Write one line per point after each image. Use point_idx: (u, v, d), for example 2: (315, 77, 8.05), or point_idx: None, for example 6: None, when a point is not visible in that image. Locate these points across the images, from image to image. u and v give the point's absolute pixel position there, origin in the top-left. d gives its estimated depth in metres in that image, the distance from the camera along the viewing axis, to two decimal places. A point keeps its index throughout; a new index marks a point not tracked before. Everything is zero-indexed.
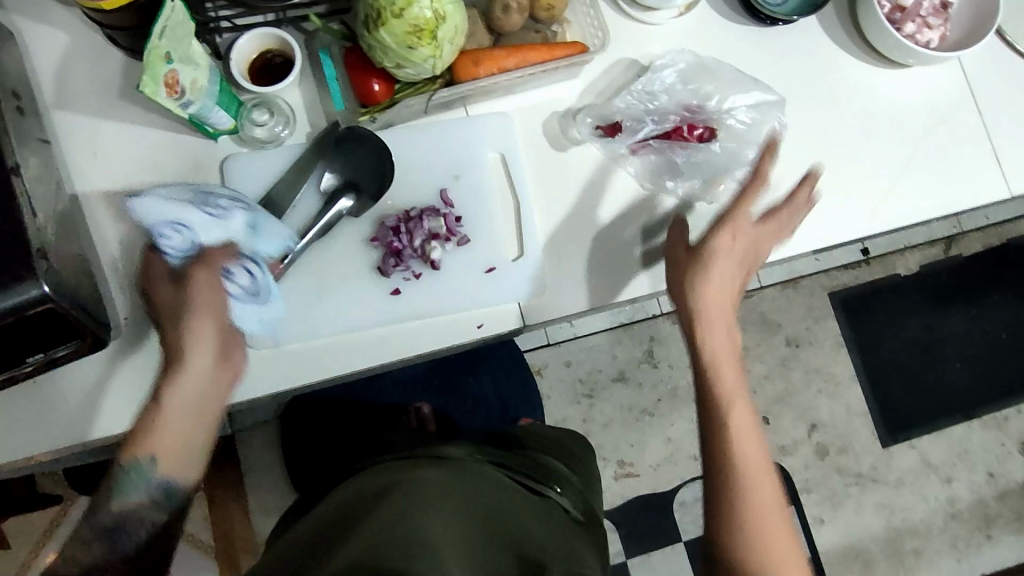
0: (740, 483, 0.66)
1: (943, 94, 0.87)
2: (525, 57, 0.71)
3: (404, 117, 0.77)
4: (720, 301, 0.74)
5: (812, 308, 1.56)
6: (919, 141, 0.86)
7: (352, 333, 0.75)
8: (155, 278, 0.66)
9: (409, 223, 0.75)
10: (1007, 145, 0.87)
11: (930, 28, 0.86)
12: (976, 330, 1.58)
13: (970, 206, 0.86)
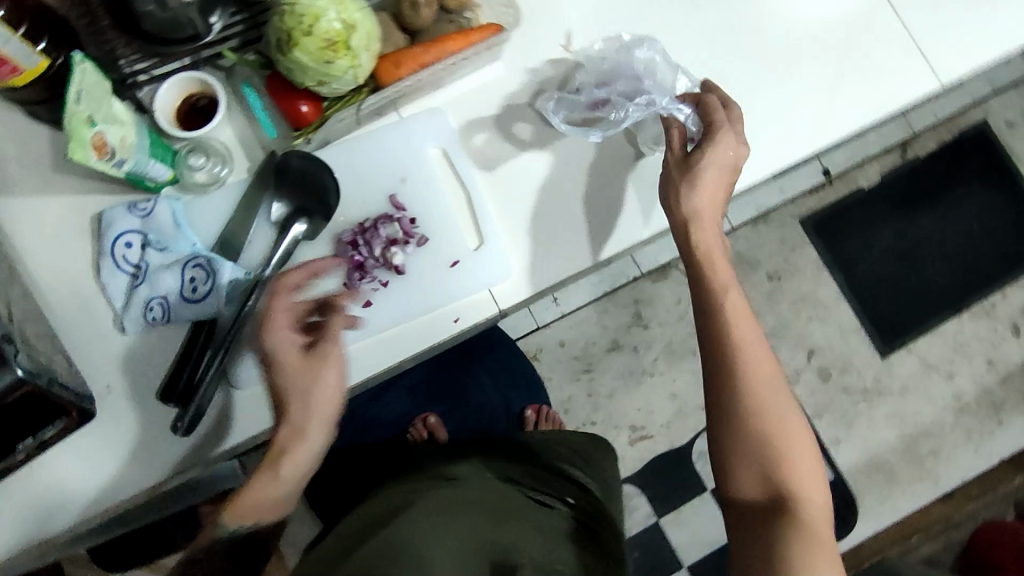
0: (763, 442, 0.70)
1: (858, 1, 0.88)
2: (443, 48, 0.70)
3: (339, 132, 0.77)
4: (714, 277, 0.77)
5: (785, 239, 1.57)
6: (847, 54, 0.87)
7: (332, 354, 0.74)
8: (287, 348, 0.68)
9: (366, 235, 0.75)
10: (929, 38, 0.88)
11: None
12: (947, 227, 1.61)
13: (906, 104, 0.87)
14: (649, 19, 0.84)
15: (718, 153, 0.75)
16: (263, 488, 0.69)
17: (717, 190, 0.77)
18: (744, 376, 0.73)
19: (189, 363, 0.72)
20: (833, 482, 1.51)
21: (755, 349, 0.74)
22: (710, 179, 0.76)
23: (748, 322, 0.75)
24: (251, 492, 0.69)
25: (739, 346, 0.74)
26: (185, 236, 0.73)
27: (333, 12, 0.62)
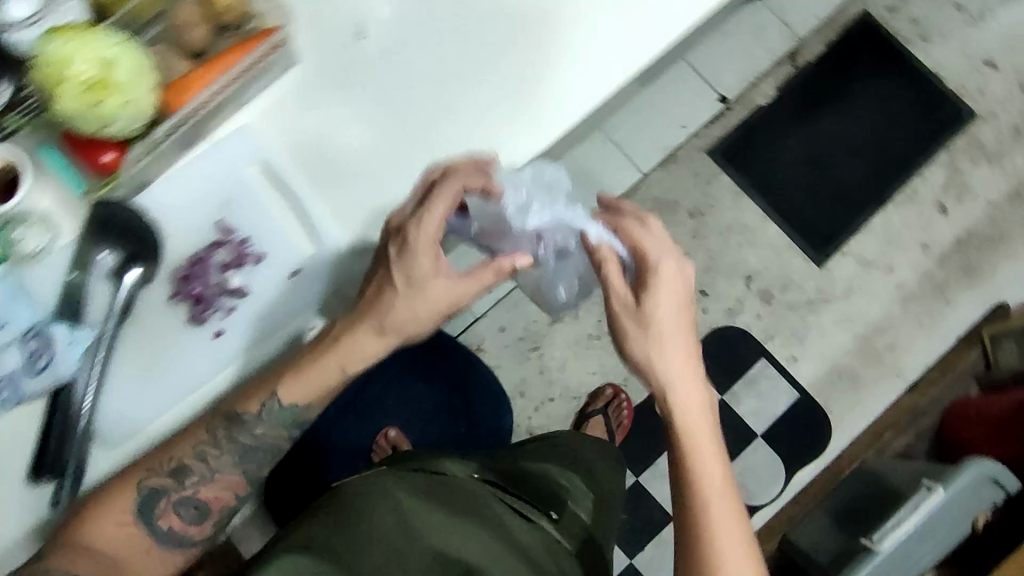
0: (702, 551, 0.70)
1: None
2: (224, 62, 0.74)
3: (156, 168, 0.77)
4: (682, 377, 0.75)
5: (698, 173, 1.57)
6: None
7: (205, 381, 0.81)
8: (432, 233, 0.73)
9: (196, 268, 0.78)
10: None
11: None
12: (853, 125, 1.61)
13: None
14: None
15: (660, 304, 0.74)
16: (313, 381, 0.76)
17: (672, 343, 0.75)
18: (696, 506, 0.72)
19: (52, 435, 0.73)
20: (801, 399, 1.50)
21: (717, 497, 0.72)
22: (663, 323, 0.74)
23: (704, 417, 0.75)
24: (302, 384, 0.76)
25: (694, 457, 0.74)
26: (21, 306, 0.74)
27: (84, 51, 0.64)
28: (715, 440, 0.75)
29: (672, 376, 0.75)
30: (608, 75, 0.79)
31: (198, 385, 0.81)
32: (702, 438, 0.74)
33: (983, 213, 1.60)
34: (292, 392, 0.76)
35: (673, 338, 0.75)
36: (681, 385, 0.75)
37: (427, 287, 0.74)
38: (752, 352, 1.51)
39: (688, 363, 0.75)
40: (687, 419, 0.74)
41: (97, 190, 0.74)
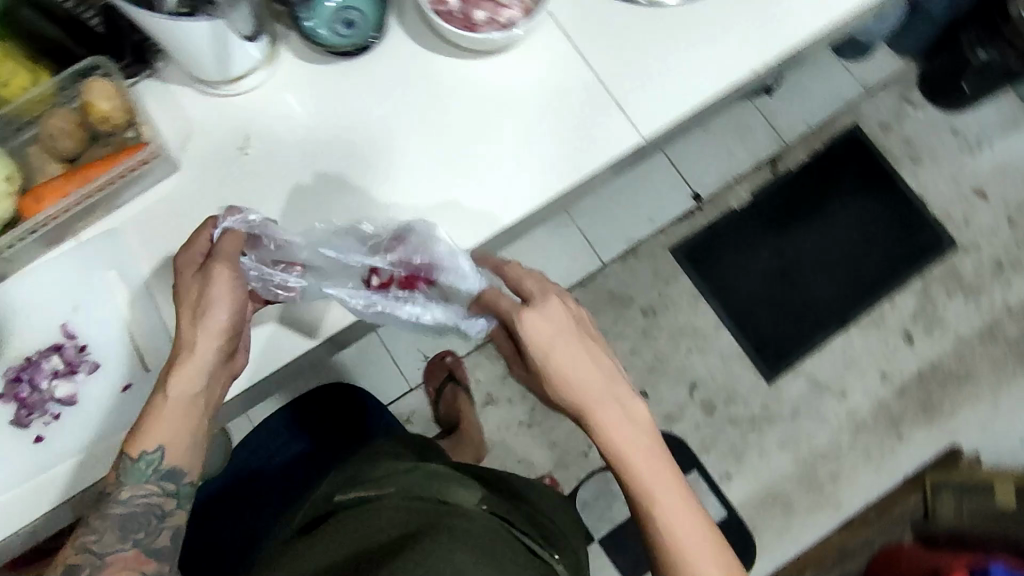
0: (660, 534, 0.63)
1: (582, 23, 0.76)
2: (85, 176, 0.68)
3: (24, 255, 0.70)
4: (595, 381, 0.65)
5: (658, 271, 1.54)
6: (567, 88, 0.75)
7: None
8: (199, 242, 0.67)
9: (29, 369, 0.67)
10: (703, 43, 0.76)
11: (506, 6, 0.73)
12: (828, 240, 1.56)
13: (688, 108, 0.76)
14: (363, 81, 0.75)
15: (542, 330, 0.65)
16: (176, 413, 0.65)
17: (577, 370, 0.65)
18: (677, 555, 0.62)
19: None
20: (727, 518, 1.45)
21: (687, 536, 0.63)
22: (571, 375, 0.65)
23: (648, 443, 0.65)
24: (161, 424, 0.65)
25: (632, 467, 0.64)
26: None
27: None
28: (648, 430, 0.65)
29: (602, 423, 0.64)
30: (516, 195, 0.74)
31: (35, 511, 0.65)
32: (643, 460, 0.64)
33: (952, 348, 1.53)
34: (157, 433, 0.64)
35: (595, 381, 0.65)
36: (607, 423, 0.64)
37: (194, 305, 0.65)
38: (685, 462, 1.47)
39: (597, 369, 0.66)
40: (621, 450, 0.64)
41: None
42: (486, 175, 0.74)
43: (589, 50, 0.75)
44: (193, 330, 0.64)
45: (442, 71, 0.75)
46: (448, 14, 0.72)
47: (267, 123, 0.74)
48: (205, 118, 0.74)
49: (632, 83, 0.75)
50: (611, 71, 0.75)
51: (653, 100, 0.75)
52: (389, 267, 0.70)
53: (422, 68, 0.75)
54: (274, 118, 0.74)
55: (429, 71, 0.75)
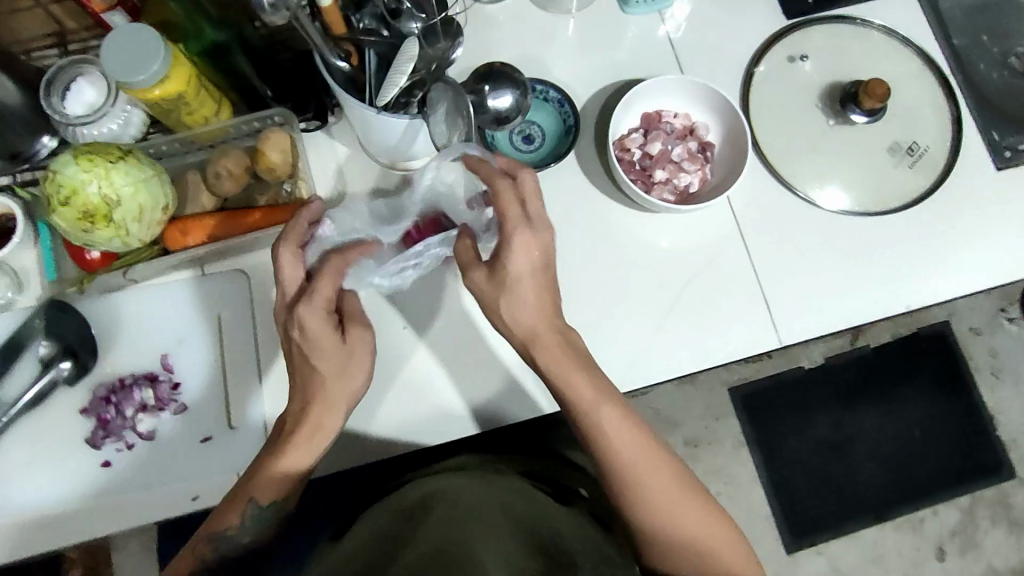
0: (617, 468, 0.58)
1: (758, 205, 0.75)
2: (236, 223, 0.68)
3: (146, 275, 0.69)
4: (531, 291, 0.58)
5: (711, 406, 1.47)
6: (718, 274, 0.73)
7: (50, 511, 0.64)
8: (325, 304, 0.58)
9: (119, 393, 0.66)
10: (873, 262, 0.75)
11: (686, 171, 0.73)
12: (889, 426, 1.48)
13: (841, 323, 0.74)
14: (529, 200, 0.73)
15: (517, 260, 0.57)
16: (300, 446, 0.59)
17: (529, 306, 0.58)
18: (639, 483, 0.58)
19: None
20: None
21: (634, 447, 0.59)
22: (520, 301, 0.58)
23: (583, 376, 0.59)
24: (295, 448, 0.59)
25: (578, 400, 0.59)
26: None
27: (97, 183, 0.59)
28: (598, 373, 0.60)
29: (543, 358, 0.59)
30: (650, 359, 0.71)
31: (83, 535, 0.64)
32: (600, 398, 0.59)
33: None
34: (292, 461, 0.59)
35: (534, 288, 0.58)
36: (551, 356, 0.59)
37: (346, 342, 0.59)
38: None
39: (537, 279, 0.58)
40: (567, 387, 0.59)
41: (64, 287, 0.68)
42: (618, 337, 0.71)
43: (751, 238, 0.74)
44: (338, 359, 0.59)
45: (603, 216, 0.73)
46: (628, 164, 0.73)
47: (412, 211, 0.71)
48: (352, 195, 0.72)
49: (785, 282, 0.74)
50: (766, 265, 0.74)
51: (799, 305, 0.73)
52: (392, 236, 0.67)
53: (581, 205, 0.73)
54: None
55: (590, 213, 0.73)
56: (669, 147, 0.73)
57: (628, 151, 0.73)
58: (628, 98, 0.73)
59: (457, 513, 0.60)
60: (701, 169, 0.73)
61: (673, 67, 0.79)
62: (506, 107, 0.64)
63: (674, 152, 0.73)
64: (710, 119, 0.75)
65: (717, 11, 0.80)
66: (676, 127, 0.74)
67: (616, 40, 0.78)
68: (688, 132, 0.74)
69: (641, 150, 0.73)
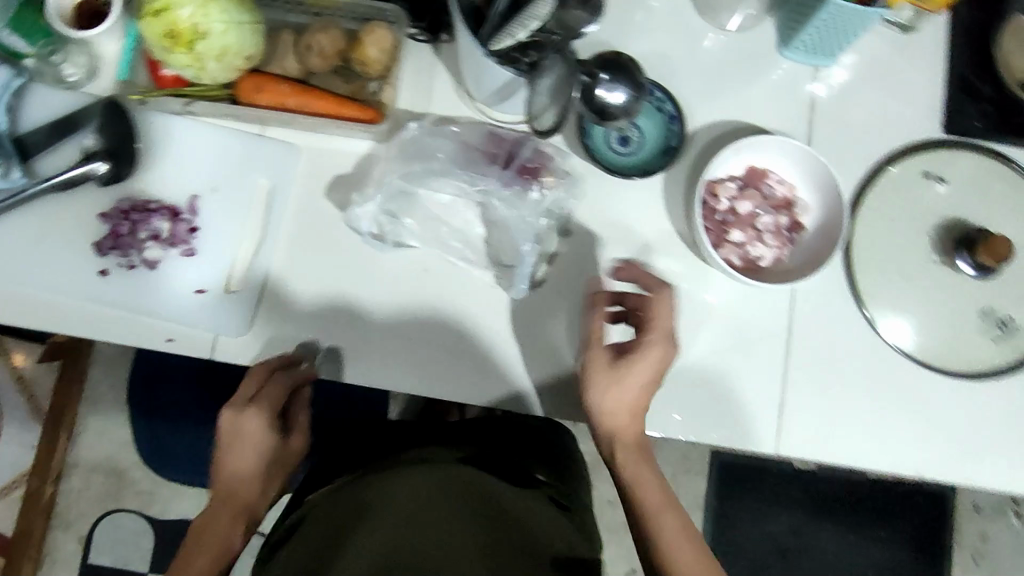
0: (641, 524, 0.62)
1: (820, 306, 0.70)
2: (309, 101, 0.65)
3: (210, 114, 0.69)
4: (637, 399, 0.62)
5: (687, 458, 1.41)
6: (748, 356, 0.69)
7: (40, 295, 0.66)
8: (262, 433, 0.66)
9: (139, 214, 0.66)
10: (903, 412, 0.70)
11: (763, 242, 0.68)
12: (845, 555, 1.40)
13: (844, 455, 0.69)
14: (601, 203, 0.69)
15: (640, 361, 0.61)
16: (215, 543, 0.63)
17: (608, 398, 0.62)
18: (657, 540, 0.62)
19: None
20: None
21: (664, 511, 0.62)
22: (625, 394, 0.62)
23: (632, 442, 0.63)
24: (221, 524, 0.64)
25: (630, 474, 0.63)
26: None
27: (190, 7, 0.57)
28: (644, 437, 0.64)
29: (612, 427, 0.63)
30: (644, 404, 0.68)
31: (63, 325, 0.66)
32: (632, 434, 0.63)
33: None
34: (221, 532, 0.63)
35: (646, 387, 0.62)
36: (619, 422, 0.63)
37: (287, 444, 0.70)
38: None
39: (646, 393, 0.63)
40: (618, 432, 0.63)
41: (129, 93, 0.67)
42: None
43: (798, 336, 0.70)
44: (264, 474, 0.66)
45: (661, 251, 0.70)
46: (708, 212, 0.68)
47: (482, 159, 0.67)
48: (432, 126, 0.67)
49: (810, 393, 0.69)
50: (800, 370, 0.70)
51: (811, 422, 0.69)
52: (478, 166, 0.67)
53: (646, 229, 0.69)
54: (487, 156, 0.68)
55: (650, 242, 0.69)
56: (758, 213, 0.69)
57: (716, 198, 0.68)
58: (741, 146, 0.68)
59: (410, 488, 0.64)
60: (778, 249, 0.69)
61: (802, 130, 0.72)
62: (615, 103, 0.58)
63: (760, 219, 0.69)
64: (812, 203, 0.69)
65: (876, 95, 0.73)
66: (776, 195, 0.69)
67: (760, 80, 0.72)
68: (785, 206, 0.69)
69: (729, 202, 0.69)
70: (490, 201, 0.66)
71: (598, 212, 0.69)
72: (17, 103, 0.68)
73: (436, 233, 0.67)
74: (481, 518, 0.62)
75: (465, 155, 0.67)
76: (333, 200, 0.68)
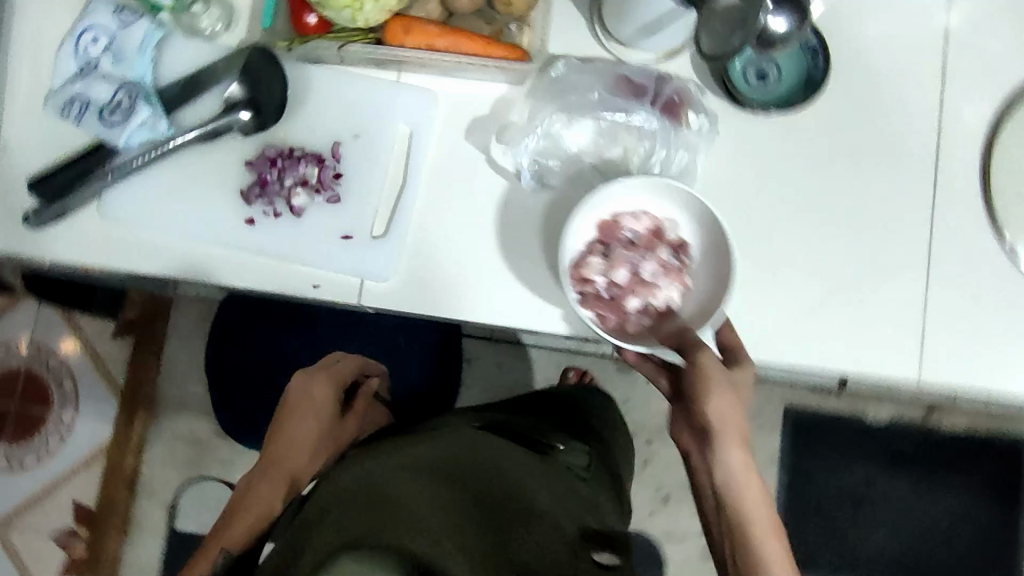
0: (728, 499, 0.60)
1: (954, 236, 0.70)
2: (456, 42, 0.65)
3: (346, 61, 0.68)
4: (722, 385, 0.61)
5: (761, 415, 1.41)
6: (888, 289, 0.70)
7: (191, 243, 0.67)
8: (320, 395, 0.79)
9: (286, 161, 0.67)
10: None
11: (656, 292, 0.66)
12: (918, 505, 1.41)
13: (981, 384, 0.70)
14: (737, 139, 0.69)
15: (713, 372, 0.61)
16: (259, 503, 0.69)
17: (733, 405, 0.61)
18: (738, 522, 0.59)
19: (66, 171, 0.66)
20: None
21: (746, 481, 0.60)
22: (712, 395, 0.61)
23: (729, 407, 0.61)
24: (268, 485, 0.70)
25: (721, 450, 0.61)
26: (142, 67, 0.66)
27: None
28: (740, 414, 0.61)
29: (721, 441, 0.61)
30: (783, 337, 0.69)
31: (211, 274, 0.67)
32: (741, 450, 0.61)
33: None
34: (267, 491, 0.70)
35: (731, 393, 0.61)
36: (734, 444, 0.61)
37: (340, 423, 0.79)
38: None
39: (728, 393, 0.61)
40: (740, 485, 0.60)
41: (274, 41, 0.67)
42: (761, 311, 0.69)
43: (937, 272, 0.70)
44: (312, 440, 0.75)
45: (801, 190, 0.70)
46: (596, 293, 0.65)
47: (624, 94, 0.67)
48: (580, 61, 0.68)
49: (947, 325, 0.70)
50: (938, 304, 0.70)
51: (949, 353, 0.70)
52: (626, 102, 0.67)
53: (783, 163, 0.69)
54: (628, 91, 0.67)
55: (789, 180, 0.69)
56: (639, 267, 0.67)
57: (591, 282, 0.65)
58: (582, 211, 0.64)
59: (432, 457, 0.56)
60: (677, 283, 0.66)
61: (938, 60, 0.71)
62: (777, 31, 0.58)
63: (643, 270, 0.67)
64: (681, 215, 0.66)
65: (1010, 23, 0.72)
66: (642, 232, 0.67)
67: (891, 11, 0.71)
68: (656, 236, 0.67)
69: (604, 275, 0.66)
70: (639, 133, 0.68)
71: (737, 148, 0.69)
72: (159, 55, 0.68)
73: (582, 171, 0.68)
74: (488, 498, 0.53)
75: (611, 89, 0.67)
76: (471, 142, 0.68)
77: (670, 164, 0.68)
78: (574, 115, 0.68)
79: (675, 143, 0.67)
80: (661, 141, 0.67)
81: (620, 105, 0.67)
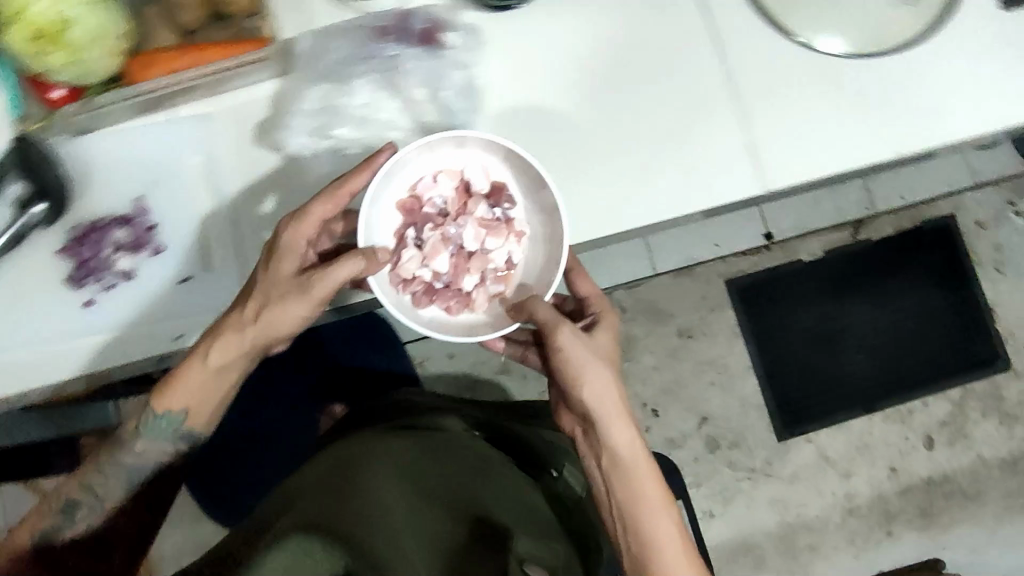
0: (614, 475, 0.61)
1: (740, 42, 0.71)
2: (201, 56, 0.65)
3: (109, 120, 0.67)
4: (589, 360, 0.60)
5: (706, 297, 1.39)
6: (704, 116, 0.70)
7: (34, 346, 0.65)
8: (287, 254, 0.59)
9: (96, 233, 0.67)
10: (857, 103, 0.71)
11: (493, 251, 0.66)
12: (881, 318, 1.40)
13: (823, 165, 0.70)
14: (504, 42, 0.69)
15: (569, 348, 0.60)
16: (203, 372, 0.61)
17: (606, 382, 0.60)
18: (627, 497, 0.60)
19: None
20: None
21: (626, 446, 0.61)
22: (576, 372, 0.60)
23: (602, 381, 0.60)
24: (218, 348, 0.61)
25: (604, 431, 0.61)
26: None
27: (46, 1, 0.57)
28: (616, 390, 0.61)
29: (599, 419, 0.60)
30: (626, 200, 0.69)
31: (66, 372, 0.65)
32: (624, 428, 0.61)
33: (969, 466, 1.39)
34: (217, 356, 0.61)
35: (598, 369, 0.60)
36: (612, 419, 0.60)
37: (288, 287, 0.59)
38: None
39: (598, 369, 0.60)
40: (632, 464, 0.60)
41: (26, 125, 0.65)
42: (595, 184, 0.69)
43: (741, 80, 0.70)
44: (276, 302, 0.59)
45: (583, 59, 0.70)
46: (431, 286, 0.65)
47: (380, 41, 0.68)
48: (327, 27, 0.68)
49: (768, 123, 0.70)
50: (753, 108, 0.70)
51: (783, 148, 0.70)
52: (381, 47, 0.68)
53: (555, 43, 0.70)
54: (380, 36, 0.68)
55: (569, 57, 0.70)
56: (460, 234, 0.65)
57: (419, 273, 0.65)
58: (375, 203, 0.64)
59: (415, 454, 0.68)
60: (509, 235, 0.66)
61: None
62: None
63: (465, 236, 0.66)
64: (486, 164, 0.66)
65: None
66: (451, 199, 0.66)
67: None
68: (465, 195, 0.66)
69: (430, 264, 0.65)
70: (405, 66, 0.69)
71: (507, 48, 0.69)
72: None
73: (373, 128, 0.68)
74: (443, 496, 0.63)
75: (365, 41, 0.68)
76: (258, 144, 0.68)
77: (452, 87, 0.68)
78: (341, 80, 0.67)
79: (446, 67, 0.68)
80: (434, 71, 0.68)
81: (379, 52, 0.68)
